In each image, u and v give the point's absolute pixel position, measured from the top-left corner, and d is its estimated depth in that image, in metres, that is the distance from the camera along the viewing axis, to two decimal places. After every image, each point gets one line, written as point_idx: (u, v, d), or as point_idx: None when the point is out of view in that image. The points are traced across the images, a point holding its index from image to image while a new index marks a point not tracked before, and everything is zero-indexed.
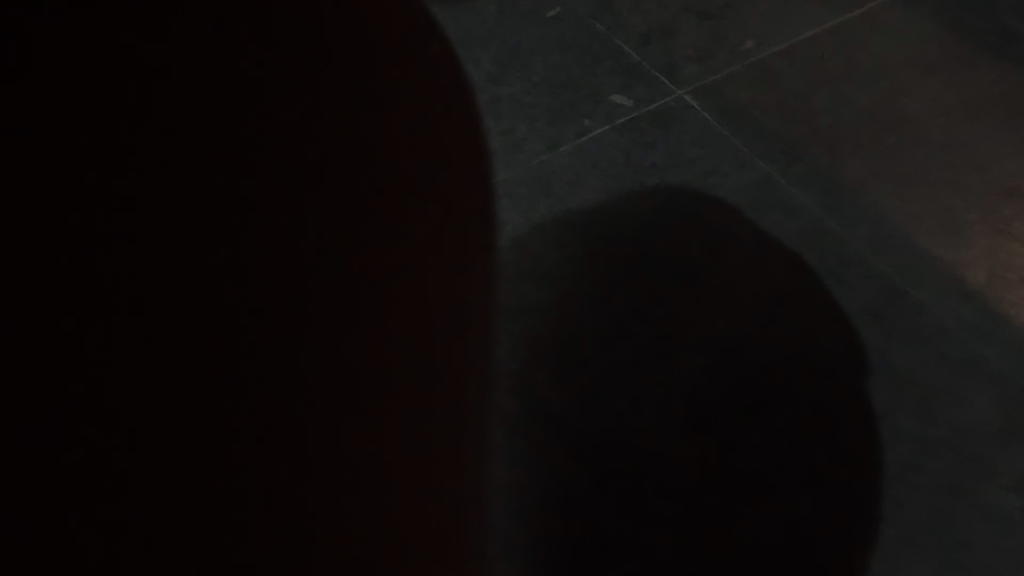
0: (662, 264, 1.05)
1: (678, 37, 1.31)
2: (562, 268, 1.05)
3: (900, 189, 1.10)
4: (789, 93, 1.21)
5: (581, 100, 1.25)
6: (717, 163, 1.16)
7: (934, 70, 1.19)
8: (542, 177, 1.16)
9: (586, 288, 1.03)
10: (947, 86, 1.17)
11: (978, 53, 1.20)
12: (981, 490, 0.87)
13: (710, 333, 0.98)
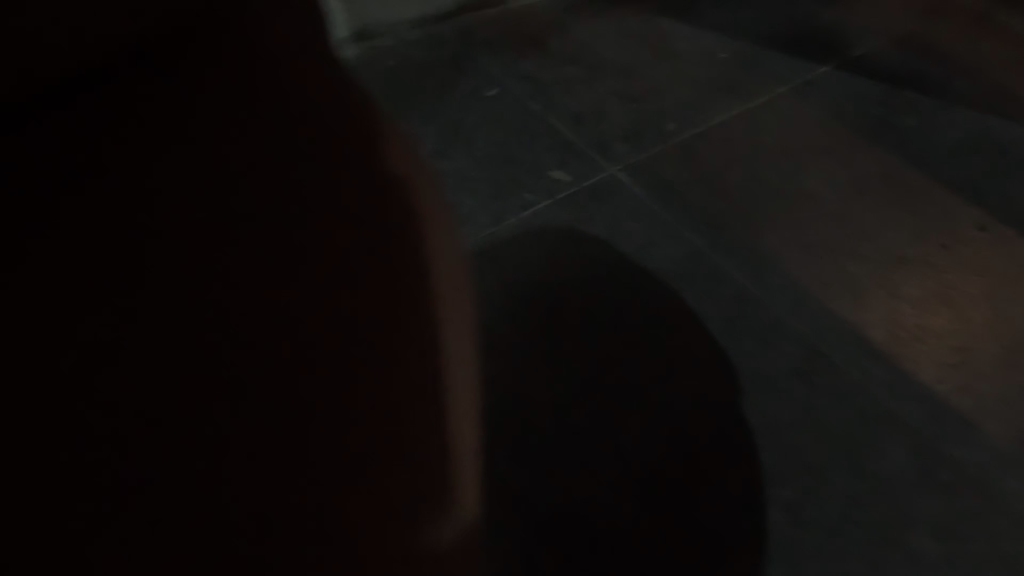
0: (601, 327, 1.12)
1: (607, 116, 1.43)
2: (505, 331, 1.11)
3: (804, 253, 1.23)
4: (707, 173, 1.34)
5: (527, 176, 1.34)
6: (647, 237, 1.25)
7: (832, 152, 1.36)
8: (492, 253, 1.22)
9: (540, 350, 1.09)
10: (839, 165, 1.35)
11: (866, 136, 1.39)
12: (910, 536, 0.94)
13: (659, 378, 1.07)
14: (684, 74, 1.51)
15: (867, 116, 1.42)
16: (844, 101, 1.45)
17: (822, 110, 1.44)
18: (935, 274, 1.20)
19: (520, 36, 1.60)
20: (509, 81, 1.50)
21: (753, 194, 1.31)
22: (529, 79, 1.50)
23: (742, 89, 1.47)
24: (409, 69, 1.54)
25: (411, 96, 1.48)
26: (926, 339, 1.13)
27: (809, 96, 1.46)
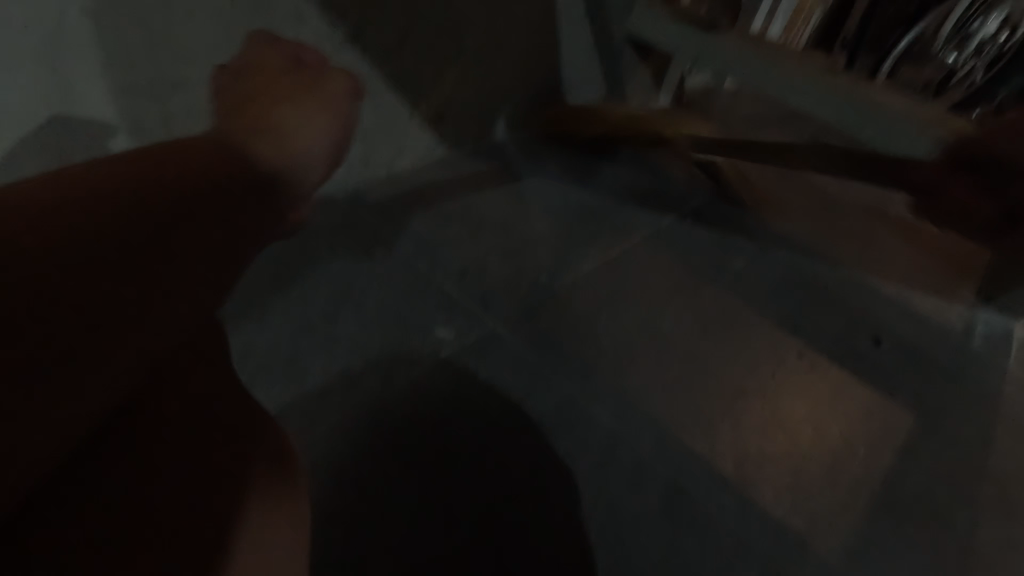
0: (502, 486, 1.35)
1: (485, 271, 1.62)
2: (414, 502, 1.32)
3: (672, 389, 1.46)
4: (575, 327, 1.54)
5: (416, 343, 1.49)
6: (526, 391, 1.44)
7: (680, 300, 1.62)
8: (377, 425, 1.39)
9: (445, 519, 1.31)
10: (688, 313, 1.59)
11: (707, 285, 1.65)
12: None
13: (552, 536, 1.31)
14: (553, 231, 1.73)
15: (713, 261, 1.69)
16: (696, 246, 1.73)
17: (670, 259, 1.70)
18: (773, 404, 1.46)
19: (408, 195, 1.77)
20: (394, 238, 1.65)
21: (616, 344, 1.52)
22: (417, 235, 1.67)
23: (604, 239, 1.72)
24: (268, 228, 1.55)
25: (281, 258, 1.54)
26: (769, 468, 1.38)
27: (661, 245, 1.72)
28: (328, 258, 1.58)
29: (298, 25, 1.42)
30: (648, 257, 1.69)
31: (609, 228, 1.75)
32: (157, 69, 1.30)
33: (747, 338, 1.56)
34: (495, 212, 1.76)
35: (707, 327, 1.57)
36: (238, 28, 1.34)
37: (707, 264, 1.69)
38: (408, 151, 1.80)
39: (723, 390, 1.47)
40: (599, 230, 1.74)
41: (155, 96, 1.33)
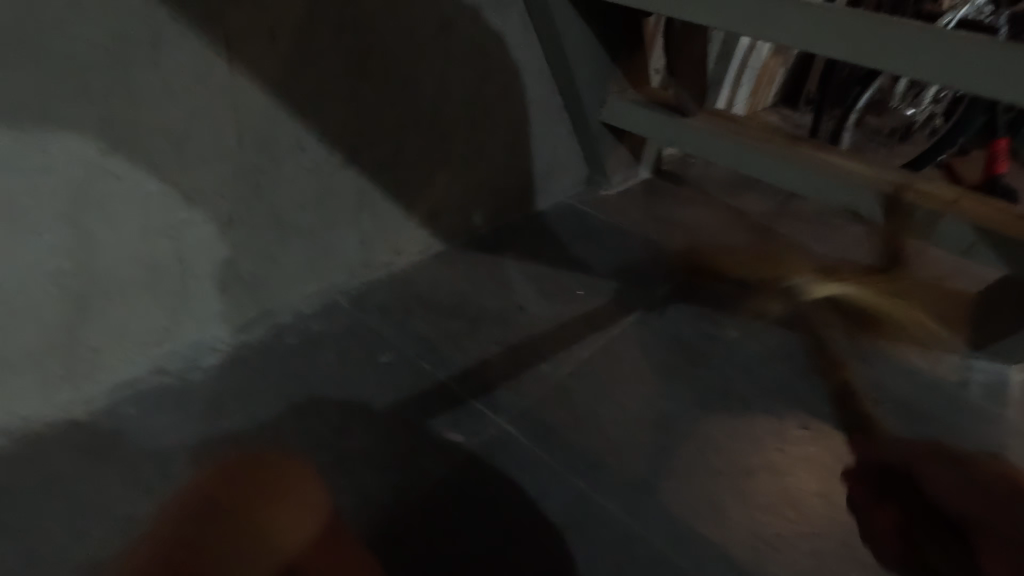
0: None
1: (490, 366, 1.63)
2: None
3: (680, 457, 1.48)
4: (583, 414, 1.55)
5: (417, 449, 1.36)
6: (534, 480, 1.36)
7: (671, 372, 1.71)
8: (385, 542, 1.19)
9: None
10: (678, 382, 1.68)
11: (695, 354, 1.78)
12: None
13: None
14: (549, 321, 1.84)
15: (703, 340, 1.82)
16: (681, 327, 1.87)
17: (654, 334, 1.84)
18: (792, 483, 1.46)
19: (409, 294, 1.81)
20: (387, 337, 1.65)
21: (624, 430, 1.53)
22: (423, 332, 1.69)
23: (599, 324, 1.86)
24: (286, 346, 1.54)
25: (293, 366, 1.49)
26: (793, 552, 1.34)
27: (651, 326, 1.86)
28: (339, 371, 1.51)
29: (300, 155, 1.48)
30: (632, 332, 1.83)
31: (594, 316, 1.88)
32: (183, 215, 1.31)
33: (741, 394, 1.66)
34: (491, 302, 1.85)
35: (707, 399, 1.64)
36: (249, 172, 1.39)
37: (689, 337, 1.84)
38: (400, 251, 1.90)
39: (721, 448, 1.52)
40: (583, 315, 1.88)
41: (179, 238, 1.32)
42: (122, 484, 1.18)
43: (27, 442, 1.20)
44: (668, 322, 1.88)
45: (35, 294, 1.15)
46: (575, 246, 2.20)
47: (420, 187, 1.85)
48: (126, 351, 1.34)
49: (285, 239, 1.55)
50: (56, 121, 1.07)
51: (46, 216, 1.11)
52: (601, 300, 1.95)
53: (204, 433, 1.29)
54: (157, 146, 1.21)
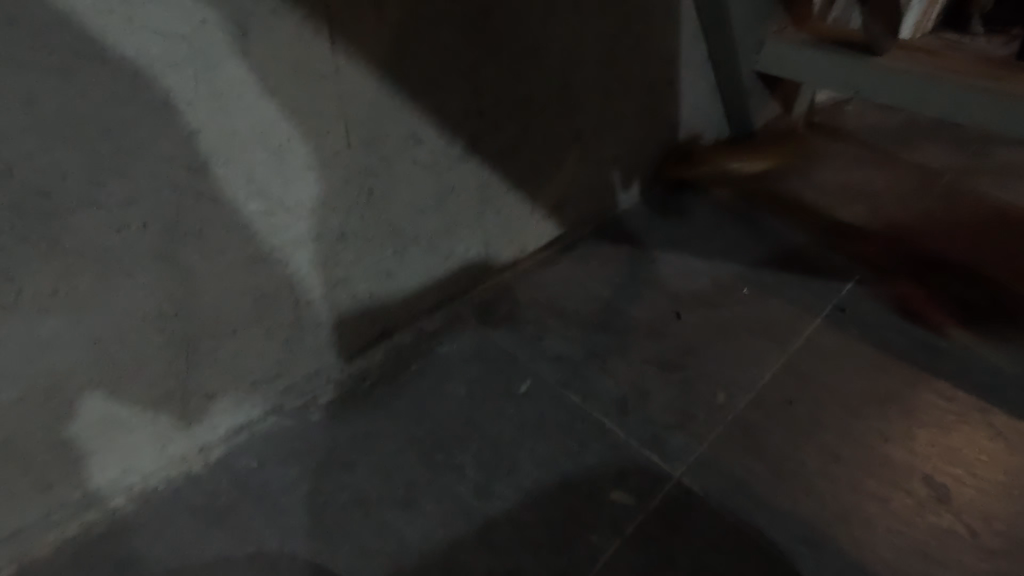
0: None
1: (651, 396, 1.31)
2: None
3: (918, 522, 1.13)
4: (780, 461, 1.21)
5: (578, 515, 1.10)
6: (736, 561, 1.06)
7: (886, 400, 1.33)
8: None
9: None
10: (901, 416, 1.30)
11: (914, 373, 1.39)
12: None
13: None
14: (711, 328, 1.47)
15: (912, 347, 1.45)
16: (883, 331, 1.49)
17: (855, 349, 1.44)
18: None
19: (539, 302, 1.51)
20: (523, 359, 1.36)
21: (838, 479, 1.19)
22: (563, 351, 1.39)
23: (772, 329, 1.48)
24: (404, 375, 1.31)
25: (416, 402, 1.26)
26: None
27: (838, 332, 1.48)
28: (471, 408, 1.25)
29: (415, 150, 1.22)
30: (823, 345, 1.45)
31: (770, 324, 1.49)
32: (290, 235, 1.09)
33: (975, 420, 1.30)
34: (639, 310, 1.51)
35: (935, 432, 1.28)
36: (362, 177, 1.15)
37: (900, 346, 1.45)
38: (524, 247, 1.59)
39: (966, 507, 1.15)
40: (756, 322, 1.50)
41: (288, 262, 1.11)
42: (247, 558, 1.01)
43: (148, 501, 1.07)
44: (867, 328, 1.49)
45: (137, 341, 0.98)
46: (728, 229, 1.78)
47: (549, 172, 1.54)
48: (240, 391, 1.16)
49: (403, 250, 1.30)
50: (134, 146, 0.85)
51: (141, 253, 0.92)
52: (774, 301, 1.56)
53: (338, 498, 1.09)
54: (255, 157, 0.98)
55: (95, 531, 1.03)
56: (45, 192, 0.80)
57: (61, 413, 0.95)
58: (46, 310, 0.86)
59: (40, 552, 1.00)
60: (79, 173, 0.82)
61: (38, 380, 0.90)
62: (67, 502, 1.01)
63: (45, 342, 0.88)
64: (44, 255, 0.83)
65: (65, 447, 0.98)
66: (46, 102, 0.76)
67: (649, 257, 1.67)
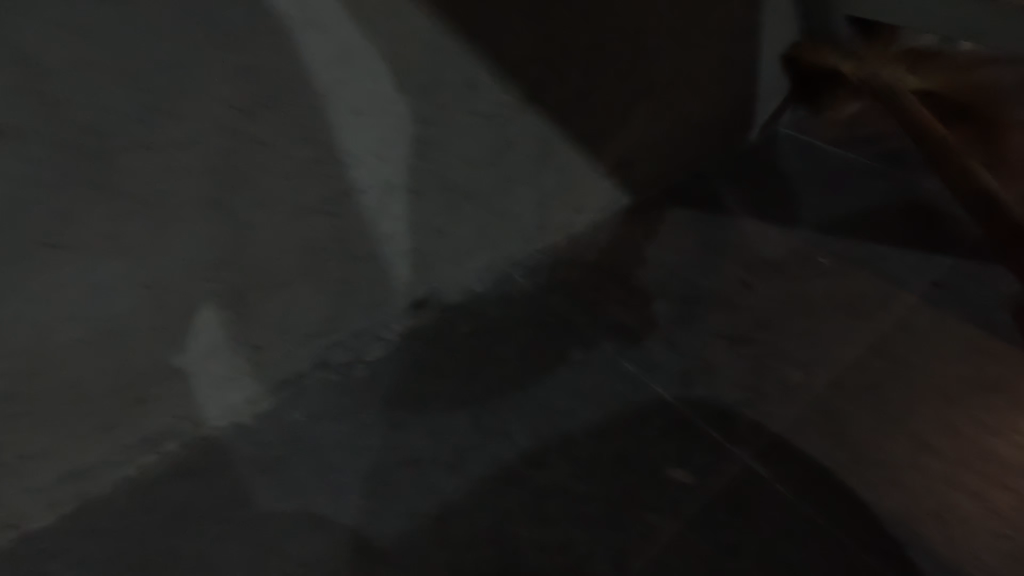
0: None
1: (719, 371, 1.21)
2: None
3: None
4: (863, 447, 1.09)
5: (635, 492, 1.03)
6: (812, 553, 0.96)
7: (993, 387, 1.17)
8: None
9: None
10: (1012, 406, 1.14)
11: None
12: None
13: None
14: (789, 302, 1.34)
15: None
16: (992, 309, 1.31)
17: (958, 330, 1.27)
18: None
19: (598, 267, 1.41)
20: (581, 326, 1.28)
21: (930, 470, 1.06)
22: (624, 319, 1.30)
23: (861, 305, 1.33)
24: (458, 336, 1.26)
25: (470, 365, 1.21)
26: None
27: (938, 310, 1.32)
28: (524, 374, 1.19)
29: (471, 98, 1.14)
30: (918, 325, 1.29)
31: (858, 299, 1.34)
32: (341, 185, 1.04)
33: None
34: (709, 279, 1.39)
35: None
36: (416, 126, 1.08)
37: (1014, 330, 1.27)
38: (585, 207, 1.49)
39: None
40: (841, 296, 1.35)
41: (339, 215, 1.07)
42: (295, 511, 1.00)
43: (201, 449, 1.08)
44: (973, 305, 1.32)
45: (189, 289, 0.96)
46: (810, 194, 1.62)
47: (615, 126, 1.42)
48: (290, 345, 1.14)
49: (456, 206, 1.24)
50: (182, 84, 0.81)
51: (193, 199, 0.89)
52: (862, 274, 1.40)
53: (385, 458, 1.07)
54: (306, 101, 0.93)
55: (152, 474, 1.04)
56: (94, 131, 0.78)
57: (118, 358, 0.95)
58: (99, 253, 0.86)
59: (102, 490, 1.02)
60: (128, 110, 0.79)
61: (93, 324, 0.90)
62: (127, 445, 1.03)
63: (99, 286, 0.88)
64: (98, 197, 0.82)
65: (122, 392, 0.99)
66: (94, 32, 0.73)
67: (721, 223, 1.54)
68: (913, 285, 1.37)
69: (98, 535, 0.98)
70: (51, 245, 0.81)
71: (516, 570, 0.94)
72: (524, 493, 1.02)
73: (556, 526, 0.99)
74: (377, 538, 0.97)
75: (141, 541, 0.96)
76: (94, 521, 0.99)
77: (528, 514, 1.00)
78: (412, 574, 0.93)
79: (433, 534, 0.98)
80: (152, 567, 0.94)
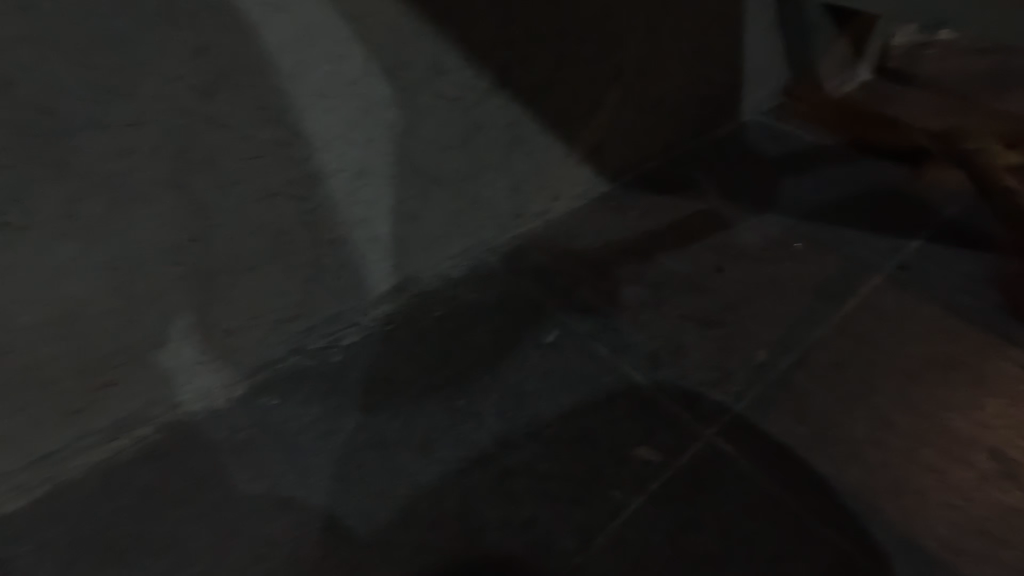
0: None
1: (686, 353, 1.23)
2: None
3: (978, 497, 1.02)
4: (823, 424, 1.12)
5: (599, 469, 1.05)
6: (770, 526, 0.99)
7: (952, 365, 1.20)
8: None
9: None
10: (968, 384, 1.17)
11: (986, 338, 1.25)
12: None
13: None
14: (757, 285, 1.36)
15: (988, 309, 1.30)
16: (953, 289, 1.34)
17: (920, 311, 1.30)
18: None
19: (570, 252, 1.42)
20: (552, 310, 1.30)
21: (887, 444, 1.09)
22: (594, 302, 1.32)
23: (827, 287, 1.36)
24: (429, 321, 1.27)
25: (441, 348, 1.22)
26: None
27: (901, 291, 1.34)
28: (495, 357, 1.21)
29: (438, 82, 1.14)
30: (881, 306, 1.32)
31: (824, 282, 1.37)
32: (308, 168, 1.04)
33: None
34: (679, 263, 1.41)
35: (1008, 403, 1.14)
36: (382, 110, 1.09)
37: (973, 310, 1.30)
38: (559, 193, 1.50)
39: None
40: (808, 279, 1.38)
41: (306, 199, 1.07)
42: (264, 491, 1.01)
43: (172, 432, 1.08)
44: (935, 287, 1.35)
45: (152, 272, 0.96)
46: (782, 180, 1.63)
47: (587, 112, 1.43)
48: (261, 329, 1.15)
49: (427, 191, 1.24)
50: (137, 63, 0.81)
51: (154, 180, 0.90)
52: (829, 257, 1.42)
53: (354, 439, 1.08)
54: (268, 81, 0.93)
55: (121, 458, 1.05)
56: (48, 110, 0.78)
57: (82, 341, 0.95)
58: (59, 234, 0.86)
59: (70, 473, 1.02)
60: (82, 89, 0.79)
61: (55, 307, 0.90)
62: (96, 429, 1.04)
63: (60, 270, 0.88)
64: (55, 177, 0.82)
65: (89, 374, 0.99)
66: (48, 12, 0.73)
67: (693, 208, 1.55)
68: (879, 267, 1.39)
69: (67, 517, 0.98)
70: (7, 226, 0.81)
71: (481, 544, 0.96)
72: (490, 470, 1.04)
73: (521, 502, 1.00)
74: (345, 515, 0.99)
75: (111, 522, 0.97)
76: (61, 503, 1.00)
77: (494, 490, 1.02)
78: (378, 551, 0.95)
79: (400, 511, 0.99)
80: (119, 548, 0.95)
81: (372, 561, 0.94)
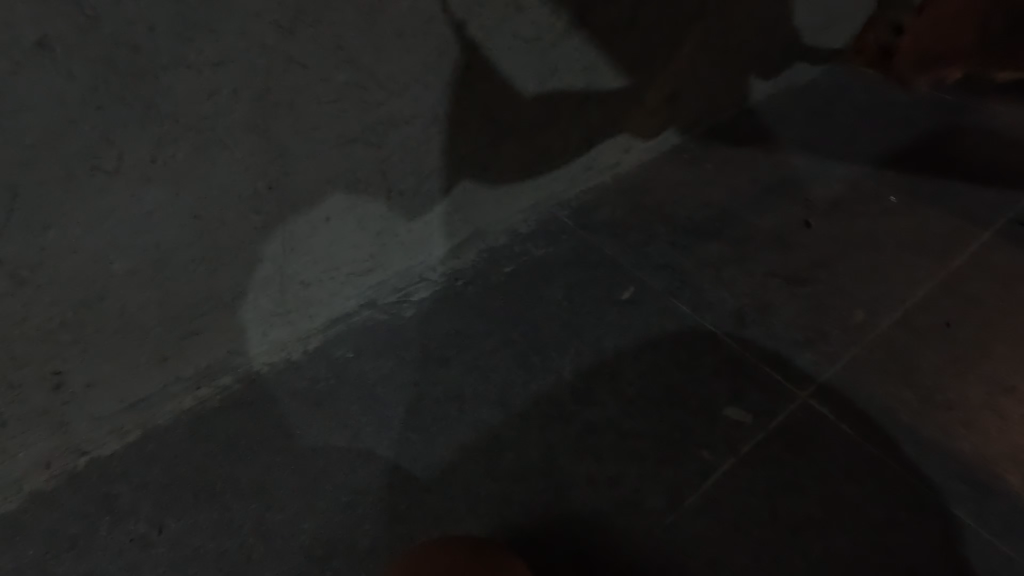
0: None
1: (775, 311, 1.15)
2: None
3: None
4: (930, 387, 1.03)
5: (684, 429, 1.00)
6: (875, 493, 0.93)
7: None
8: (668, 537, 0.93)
9: None
10: None
11: None
12: None
13: None
14: (852, 240, 1.26)
15: None
16: None
17: None
18: None
19: (645, 206, 1.35)
20: (628, 266, 1.24)
21: (1003, 409, 1.00)
22: (672, 258, 1.25)
23: (931, 242, 1.24)
24: (500, 276, 1.23)
25: (514, 304, 1.18)
26: None
27: (1017, 246, 1.22)
28: (570, 313, 1.16)
29: (515, 19, 1.07)
30: (995, 263, 1.20)
31: (927, 236, 1.25)
32: (383, 114, 1.01)
33: None
34: (763, 217, 1.32)
35: None
36: (457, 51, 1.03)
37: None
38: (631, 144, 1.42)
39: None
40: (908, 233, 1.26)
41: (380, 146, 1.04)
42: (344, 441, 1.02)
43: (253, 382, 1.09)
44: None
45: (234, 221, 0.96)
46: (876, 127, 1.50)
47: (666, 54, 1.33)
48: (336, 283, 1.14)
49: (499, 140, 1.19)
50: None
51: (235, 124, 0.88)
52: (932, 210, 1.30)
53: (431, 393, 1.07)
54: (346, 18, 0.88)
55: (207, 406, 1.07)
56: (134, 47, 0.76)
57: (169, 289, 0.96)
58: (146, 180, 0.85)
59: (161, 419, 1.05)
60: (167, 26, 0.76)
61: (143, 255, 0.91)
62: (182, 377, 1.06)
63: (147, 216, 0.88)
64: (142, 119, 0.81)
65: (176, 322, 1.00)
66: None
67: (776, 159, 1.44)
68: (991, 220, 1.27)
69: (161, 461, 1.01)
70: (98, 170, 0.81)
71: (564, 500, 0.94)
72: (570, 427, 1.01)
73: (604, 459, 0.97)
74: (426, 467, 0.98)
75: (202, 467, 1.00)
76: (154, 447, 1.02)
77: (574, 446, 0.99)
78: (461, 502, 0.94)
79: (480, 464, 0.98)
80: (211, 491, 0.97)
81: (455, 511, 0.93)
